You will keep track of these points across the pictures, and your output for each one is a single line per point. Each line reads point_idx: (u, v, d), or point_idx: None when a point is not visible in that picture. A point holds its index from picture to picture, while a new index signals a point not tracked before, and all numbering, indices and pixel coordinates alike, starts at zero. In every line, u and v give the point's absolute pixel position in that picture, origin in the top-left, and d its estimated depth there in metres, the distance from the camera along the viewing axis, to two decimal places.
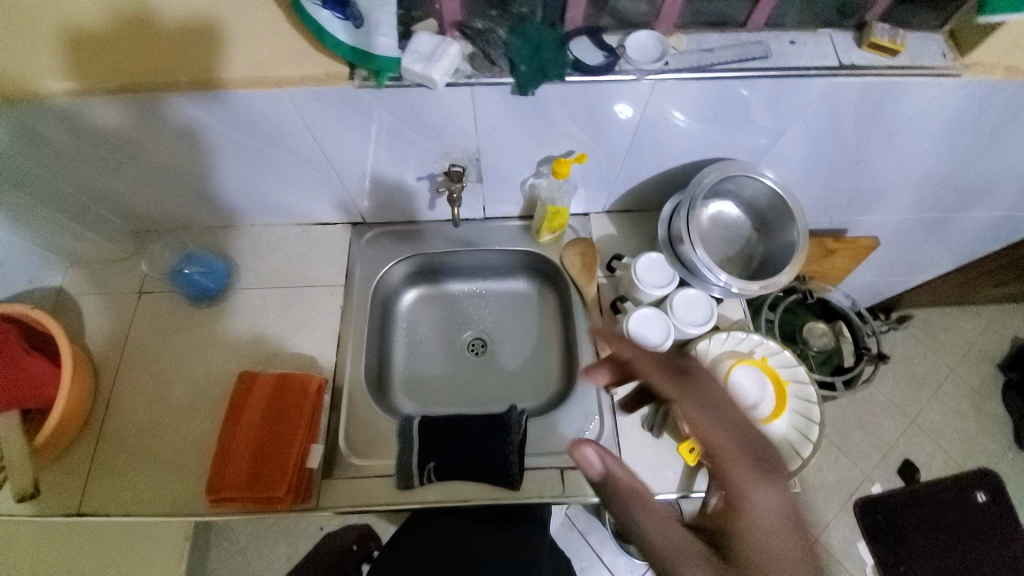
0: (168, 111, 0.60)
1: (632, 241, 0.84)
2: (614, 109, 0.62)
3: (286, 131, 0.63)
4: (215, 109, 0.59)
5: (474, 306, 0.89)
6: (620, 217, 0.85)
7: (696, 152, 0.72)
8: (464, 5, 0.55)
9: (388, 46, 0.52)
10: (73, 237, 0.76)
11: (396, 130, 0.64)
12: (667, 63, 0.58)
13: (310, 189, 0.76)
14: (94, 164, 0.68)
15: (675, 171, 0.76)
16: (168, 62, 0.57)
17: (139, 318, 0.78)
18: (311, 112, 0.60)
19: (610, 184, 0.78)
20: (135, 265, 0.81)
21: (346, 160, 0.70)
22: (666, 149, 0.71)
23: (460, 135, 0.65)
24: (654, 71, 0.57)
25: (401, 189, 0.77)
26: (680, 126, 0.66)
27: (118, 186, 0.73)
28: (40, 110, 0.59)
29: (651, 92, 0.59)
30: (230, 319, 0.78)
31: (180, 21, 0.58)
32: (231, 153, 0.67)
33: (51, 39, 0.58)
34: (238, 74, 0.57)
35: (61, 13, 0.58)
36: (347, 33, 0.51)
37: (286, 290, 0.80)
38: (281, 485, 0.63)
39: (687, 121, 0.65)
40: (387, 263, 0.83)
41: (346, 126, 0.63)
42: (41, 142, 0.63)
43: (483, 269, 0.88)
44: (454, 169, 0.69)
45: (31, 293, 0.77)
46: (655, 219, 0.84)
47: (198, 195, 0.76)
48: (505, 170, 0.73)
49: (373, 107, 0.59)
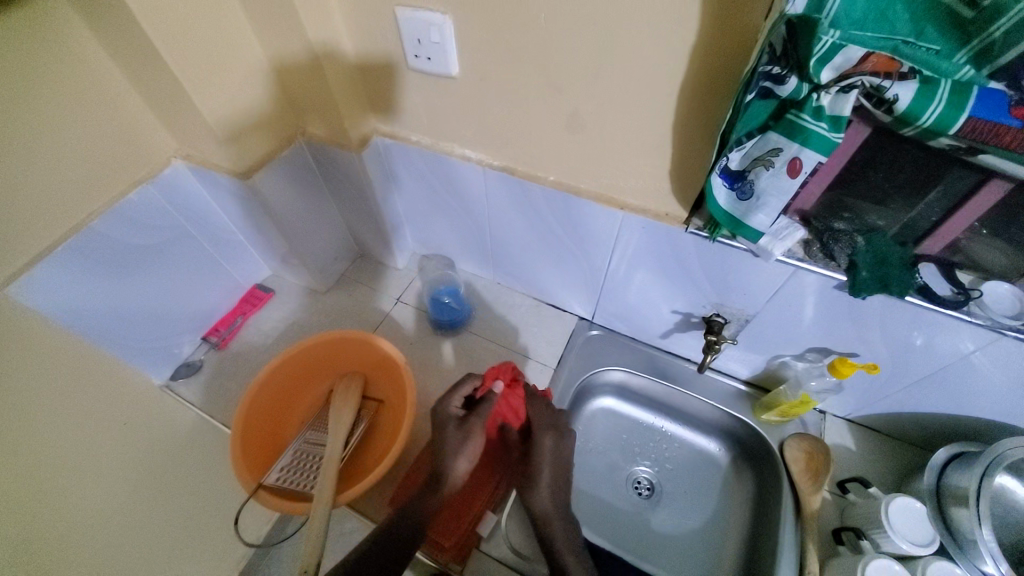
0: (517, 193, 0.72)
1: (856, 463, 0.79)
2: (916, 354, 0.63)
3: (594, 237, 0.71)
4: (557, 205, 0.70)
5: (653, 440, 0.88)
6: (843, 429, 0.83)
7: (989, 411, 0.66)
8: (818, 201, 0.57)
9: (763, 224, 0.52)
10: (380, 241, 0.96)
11: (694, 274, 0.69)
12: (976, 351, 0.59)
13: (568, 278, 0.83)
14: (431, 200, 0.85)
15: (930, 416, 0.73)
16: (537, 157, 0.66)
17: (392, 319, 0.93)
18: (630, 233, 0.68)
19: (859, 403, 0.79)
20: (403, 278, 1.00)
21: (619, 273, 0.76)
22: (951, 398, 0.68)
23: (746, 299, 0.69)
24: (890, 386, 0.72)
25: (651, 316, 0.81)
26: (840, 411, 0.83)
27: (433, 219, 0.89)
28: (436, 157, 0.75)
29: (962, 359, 0.61)
30: (452, 353, 0.87)
31: (556, 137, 0.62)
32: (534, 233, 0.78)
33: (452, 113, 0.67)
34: (592, 187, 0.65)
35: (459, 96, 0.64)
36: (728, 200, 0.54)
37: (503, 349, 0.87)
38: (450, 535, 0.65)
39: (846, 412, 0.83)
40: (604, 365, 0.86)
41: (649, 253, 0.69)
42: (417, 174, 0.81)
43: (683, 415, 0.87)
44: (718, 321, 0.73)
45: (333, 266, 0.99)
46: (879, 451, 0.81)
47: (480, 248, 0.89)
48: (770, 343, 0.74)
49: (688, 251, 0.65)
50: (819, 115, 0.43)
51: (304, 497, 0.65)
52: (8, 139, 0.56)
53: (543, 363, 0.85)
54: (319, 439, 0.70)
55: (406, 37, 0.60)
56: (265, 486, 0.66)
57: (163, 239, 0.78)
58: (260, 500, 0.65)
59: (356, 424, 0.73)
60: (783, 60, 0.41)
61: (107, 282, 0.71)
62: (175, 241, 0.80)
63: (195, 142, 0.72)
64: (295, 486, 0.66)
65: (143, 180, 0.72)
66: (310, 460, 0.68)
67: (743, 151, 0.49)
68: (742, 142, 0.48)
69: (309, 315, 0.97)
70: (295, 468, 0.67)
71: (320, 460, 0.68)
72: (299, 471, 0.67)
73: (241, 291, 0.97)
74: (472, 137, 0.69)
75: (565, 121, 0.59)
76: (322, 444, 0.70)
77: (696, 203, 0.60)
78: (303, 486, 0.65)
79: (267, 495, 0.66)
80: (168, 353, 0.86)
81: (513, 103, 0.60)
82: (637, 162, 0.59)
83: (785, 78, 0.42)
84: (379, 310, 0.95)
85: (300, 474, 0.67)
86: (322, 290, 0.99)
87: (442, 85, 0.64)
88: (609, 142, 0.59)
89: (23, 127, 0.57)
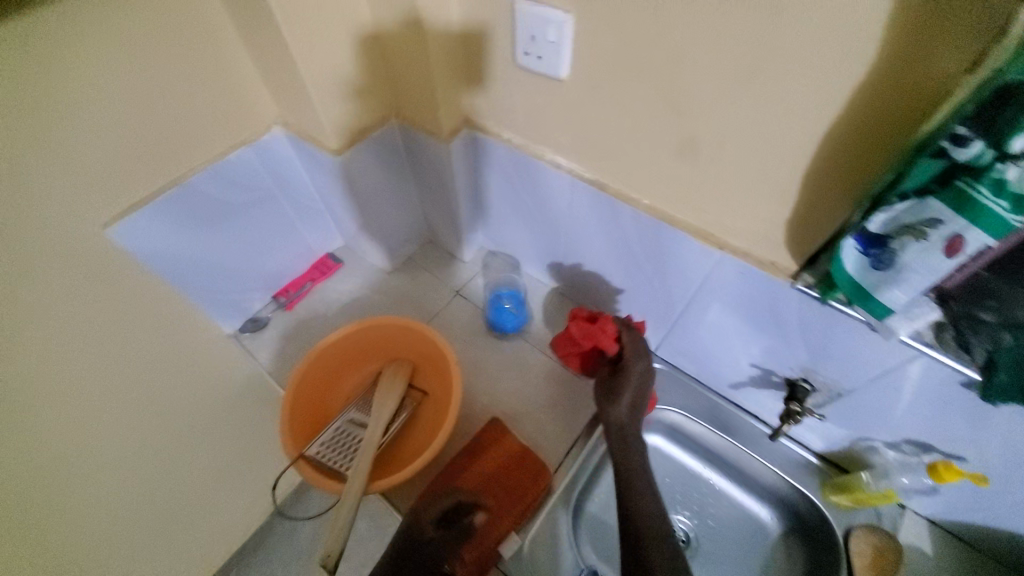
0: (604, 210, 0.67)
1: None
2: None
3: (680, 271, 0.66)
4: (646, 230, 0.64)
5: (698, 492, 0.82)
6: (930, 534, 0.72)
7: None
8: (964, 279, 0.44)
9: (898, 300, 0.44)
10: (451, 232, 0.94)
11: (788, 332, 0.61)
12: None
13: (639, 306, 0.78)
14: (509, 200, 0.82)
15: None
16: (634, 178, 0.61)
17: (450, 312, 0.92)
18: (723, 275, 0.61)
19: (953, 511, 0.68)
20: (467, 272, 0.99)
21: (698, 312, 0.70)
22: None
23: (844, 372, 0.60)
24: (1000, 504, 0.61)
25: (725, 364, 0.74)
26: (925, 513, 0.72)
27: (508, 219, 0.87)
28: (524, 159, 0.71)
29: None
30: (504, 359, 0.84)
31: (661, 160, 0.56)
32: (612, 254, 0.73)
33: (551, 117, 0.63)
34: (691, 219, 0.59)
35: (563, 100, 0.60)
36: (856, 264, 0.46)
37: (557, 366, 0.83)
38: (473, 549, 0.62)
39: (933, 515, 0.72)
40: (660, 404, 0.82)
41: (740, 300, 0.63)
42: (501, 172, 0.78)
43: (737, 474, 0.80)
44: (803, 387, 0.66)
45: (401, 248, 0.99)
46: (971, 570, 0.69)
47: (551, 256, 0.85)
48: (860, 422, 0.66)
49: (788, 308, 0.58)
50: (1003, 191, 0.34)
51: (339, 476, 0.66)
52: (128, 90, 0.59)
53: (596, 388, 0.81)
54: (361, 420, 0.70)
55: (519, 31, 0.56)
56: (306, 457, 0.67)
57: (251, 199, 0.80)
58: (299, 470, 0.66)
59: (397, 411, 0.72)
60: (975, 120, 0.33)
61: (196, 234, 0.75)
62: (262, 203, 0.83)
63: (296, 112, 0.73)
64: (333, 464, 0.66)
65: (243, 141, 0.74)
66: (349, 440, 0.68)
67: (891, 214, 0.41)
68: (891, 204, 0.40)
69: (372, 292, 0.98)
70: (335, 445, 0.67)
71: (359, 442, 0.68)
72: (338, 449, 0.67)
73: (313, 257, 1.00)
74: (568, 145, 0.65)
75: (676, 146, 0.53)
76: (362, 426, 0.69)
77: (813, 257, 0.52)
78: (339, 466, 0.66)
79: (306, 466, 0.66)
80: (239, 306, 0.90)
81: (621, 117, 0.55)
82: (752, 204, 0.53)
83: (970, 140, 0.33)
84: (438, 300, 0.95)
85: (338, 453, 0.67)
86: (387, 269, 1.00)
87: (546, 86, 0.60)
88: (724, 176, 0.52)
89: (143, 80, 0.60)
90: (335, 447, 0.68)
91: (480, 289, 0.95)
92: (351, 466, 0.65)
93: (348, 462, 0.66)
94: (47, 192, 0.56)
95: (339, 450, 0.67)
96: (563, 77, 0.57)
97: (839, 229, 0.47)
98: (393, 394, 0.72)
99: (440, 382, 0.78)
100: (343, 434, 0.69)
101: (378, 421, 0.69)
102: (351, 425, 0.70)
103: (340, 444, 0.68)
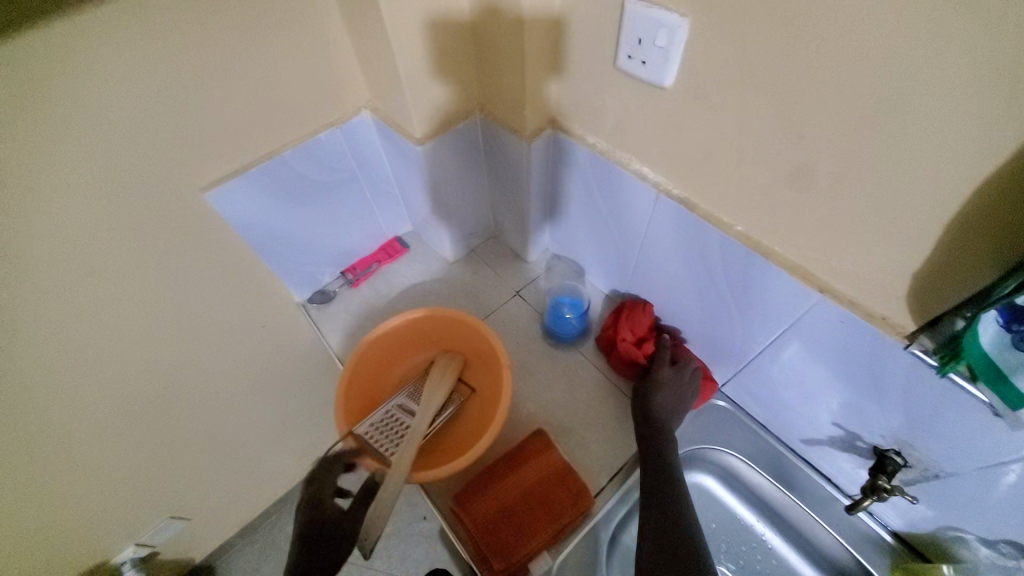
0: (689, 231, 0.62)
1: None
2: None
3: (765, 307, 0.59)
4: (734, 259, 0.59)
5: (747, 545, 0.76)
6: None
7: None
8: None
9: None
10: (519, 230, 0.93)
11: (887, 396, 0.54)
12: None
13: (709, 336, 0.72)
14: (583, 208, 0.79)
15: None
16: (729, 201, 0.55)
17: (507, 311, 0.91)
18: (819, 321, 0.54)
19: None
20: (529, 273, 0.97)
21: (778, 355, 0.63)
22: None
23: (948, 454, 0.52)
24: None
25: (800, 415, 0.67)
26: None
27: (579, 225, 0.83)
28: (607, 167, 0.68)
29: None
30: (556, 369, 0.82)
31: (765, 186, 0.50)
32: (689, 277, 0.68)
33: (645, 127, 0.59)
34: (789, 254, 0.53)
35: (661, 110, 0.55)
36: (992, 339, 0.39)
37: (610, 384, 0.80)
38: (504, 558, 0.62)
39: None
40: (715, 445, 0.76)
41: (833, 351, 0.56)
42: (580, 178, 0.75)
43: (795, 535, 0.73)
44: (893, 460, 0.58)
45: (467, 241, 0.99)
46: None
47: (620, 270, 0.81)
48: (956, 511, 0.57)
49: (893, 371, 0.51)
50: None
51: (384, 459, 0.67)
52: (240, 66, 0.62)
53: None
54: (410, 408, 0.70)
55: (624, 33, 0.52)
56: (354, 435, 0.69)
57: (334, 178, 0.83)
58: (347, 447, 0.68)
59: (444, 406, 0.72)
60: None
61: (282, 207, 0.78)
62: (343, 183, 0.85)
63: (385, 98, 0.74)
64: (379, 446, 0.67)
65: (333, 122, 0.77)
66: (396, 425, 0.69)
67: None
68: None
69: (434, 280, 0.99)
70: (383, 428, 0.69)
71: (405, 428, 0.68)
72: (385, 432, 0.68)
73: (382, 239, 1.03)
74: (658, 157, 0.60)
75: (788, 173, 0.48)
76: (410, 414, 0.70)
77: (935, 320, 0.45)
78: (384, 450, 0.67)
79: (354, 444, 0.68)
80: (312, 279, 0.94)
81: (727, 135, 0.50)
82: (870, 248, 0.46)
83: None
84: (497, 298, 0.94)
85: (385, 436, 0.68)
86: (451, 260, 1.00)
87: (645, 93, 0.56)
88: (841, 213, 0.46)
89: (253, 58, 0.63)
90: (382, 430, 0.69)
91: (540, 293, 0.93)
92: (396, 451, 0.66)
93: (393, 447, 0.67)
94: (159, 156, 0.61)
95: (386, 433, 0.68)
96: (666, 85, 0.53)
97: (979, 295, 0.40)
98: (443, 386, 0.72)
99: (490, 380, 0.77)
100: (392, 418, 0.70)
101: (426, 411, 0.70)
102: (400, 410, 0.71)
103: (388, 428, 0.69)
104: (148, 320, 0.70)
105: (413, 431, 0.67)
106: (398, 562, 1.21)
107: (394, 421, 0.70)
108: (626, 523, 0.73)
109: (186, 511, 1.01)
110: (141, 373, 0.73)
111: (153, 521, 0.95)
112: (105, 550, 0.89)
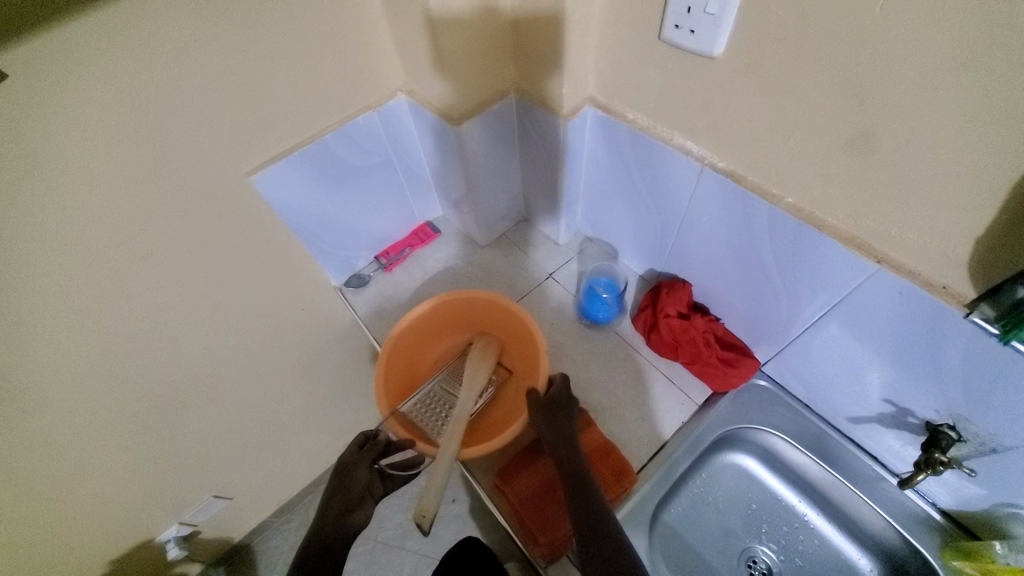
0: (735, 205, 0.61)
1: None
2: None
3: (814, 281, 0.58)
4: (782, 232, 0.58)
5: (789, 526, 0.75)
6: None
7: None
8: None
9: None
10: (552, 212, 0.93)
11: (945, 370, 0.52)
12: None
13: (751, 314, 0.71)
14: (619, 187, 0.79)
15: None
16: (780, 172, 0.54)
17: (540, 293, 0.92)
18: (873, 293, 0.53)
19: None
20: (561, 255, 0.97)
21: (825, 332, 0.62)
22: None
23: (1008, 426, 0.51)
24: None
25: (846, 391, 0.66)
26: None
27: (614, 205, 0.83)
28: (647, 144, 0.67)
29: None
30: (592, 349, 0.82)
31: (821, 154, 0.49)
32: (732, 254, 0.67)
33: (691, 100, 0.58)
34: (843, 224, 0.52)
35: (709, 80, 0.54)
36: None
37: (647, 364, 0.80)
38: (548, 533, 0.63)
39: None
40: (757, 424, 0.75)
41: (887, 324, 0.55)
42: (617, 157, 0.75)
43: (839, 515, 0.72)
44: (947, 434, 0.56)
45: (499, 224, 0.99)
46: None
47: (656, 249, 0.81)
48: (1013, 487, 0.55)
49: (952, 343, 0.50)
50: None
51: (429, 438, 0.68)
52: (285, 49, 0.63)
53: (688, 395, 0.76)
54: (452, 388, 0.72)
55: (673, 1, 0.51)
56: (398, 415, 0.71)
57: (370, 162, 0.84)
58: (391, 427, 0.70)
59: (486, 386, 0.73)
60: None
61: (322, 190, 0.80)
62: (378, 167, 0.86)
63: (421, 80, 0.75)
64: (424, 426, 0.69)
65: (370, 105, 0.77)
66: (439, 406, 0.71)
67: None
68: None
69: (466, 263, 1.00)
70: (427, 408, 0.70)
71: (448, 409, 0.70)
72: (429, 413, 0.70)
73: (414, 224, 1.03)
74: (704, 130, 0.59)
75: (847, 138, 0.46)
76: (453, 394, 0.72)
77: (999, 288, 0.44)
78: (430, 429, 0.68)
79: (398, 424, 0.70)
80: (348, 263, 0.96)
81: (782, 103, 0.49)
82: (934, 214, 0.45)
83: None
84: (530, 280, 0.94)
85: (430, 416, 0.70)
86: (482, 243, 1.01)
87: (692, 64, 0.55)
88: (904, 179, 0.45)
89: (297, 42, 0.63)
90: (426, 410, 0.71)
91: (573, 275, 0.93)
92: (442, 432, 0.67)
93: (438, 427, 0.68)
94: (207, 140, 0.62)
95: (431, 414, 0.70)
96: (717, 53, 0.51)
97: None
98: (484, 367, 0.73)
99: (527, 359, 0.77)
100: (435, 399, 0.72)
101: (468, 393, 0.70)
102: (442, 391, 0.72)
103: (431, 408, 0.71)
104: (197, 302, 0.72)
105: (457, 413, 0.68)
106: (431, 541, 1.23)
107: (437, 402, 0.71)
108: (666, 502, 0.74)
109: (229, 488, 1.04)
110: (190, 353, 0.76)
111: (200, 497, 0.99)
112: (156, 523, 0.93)
